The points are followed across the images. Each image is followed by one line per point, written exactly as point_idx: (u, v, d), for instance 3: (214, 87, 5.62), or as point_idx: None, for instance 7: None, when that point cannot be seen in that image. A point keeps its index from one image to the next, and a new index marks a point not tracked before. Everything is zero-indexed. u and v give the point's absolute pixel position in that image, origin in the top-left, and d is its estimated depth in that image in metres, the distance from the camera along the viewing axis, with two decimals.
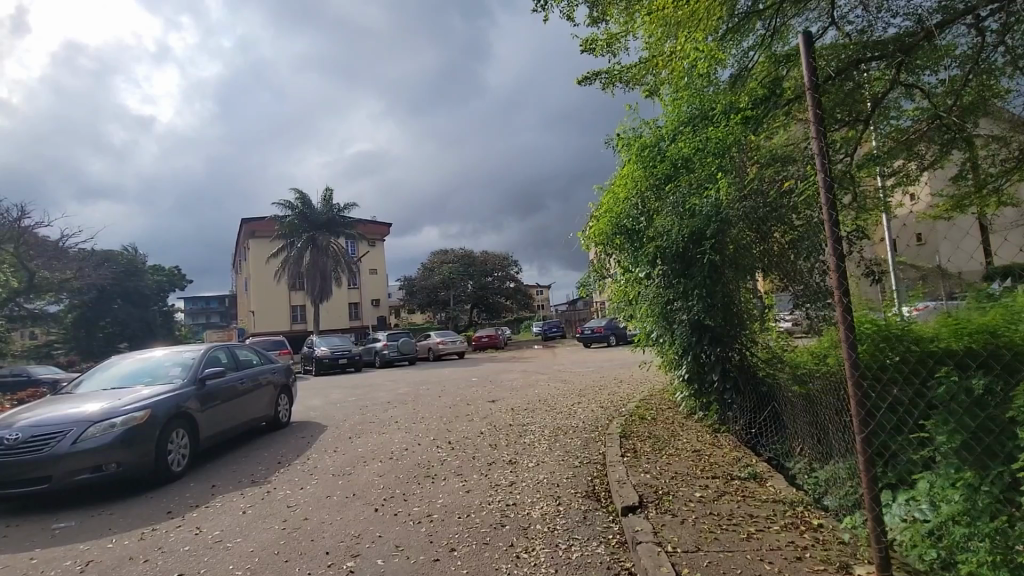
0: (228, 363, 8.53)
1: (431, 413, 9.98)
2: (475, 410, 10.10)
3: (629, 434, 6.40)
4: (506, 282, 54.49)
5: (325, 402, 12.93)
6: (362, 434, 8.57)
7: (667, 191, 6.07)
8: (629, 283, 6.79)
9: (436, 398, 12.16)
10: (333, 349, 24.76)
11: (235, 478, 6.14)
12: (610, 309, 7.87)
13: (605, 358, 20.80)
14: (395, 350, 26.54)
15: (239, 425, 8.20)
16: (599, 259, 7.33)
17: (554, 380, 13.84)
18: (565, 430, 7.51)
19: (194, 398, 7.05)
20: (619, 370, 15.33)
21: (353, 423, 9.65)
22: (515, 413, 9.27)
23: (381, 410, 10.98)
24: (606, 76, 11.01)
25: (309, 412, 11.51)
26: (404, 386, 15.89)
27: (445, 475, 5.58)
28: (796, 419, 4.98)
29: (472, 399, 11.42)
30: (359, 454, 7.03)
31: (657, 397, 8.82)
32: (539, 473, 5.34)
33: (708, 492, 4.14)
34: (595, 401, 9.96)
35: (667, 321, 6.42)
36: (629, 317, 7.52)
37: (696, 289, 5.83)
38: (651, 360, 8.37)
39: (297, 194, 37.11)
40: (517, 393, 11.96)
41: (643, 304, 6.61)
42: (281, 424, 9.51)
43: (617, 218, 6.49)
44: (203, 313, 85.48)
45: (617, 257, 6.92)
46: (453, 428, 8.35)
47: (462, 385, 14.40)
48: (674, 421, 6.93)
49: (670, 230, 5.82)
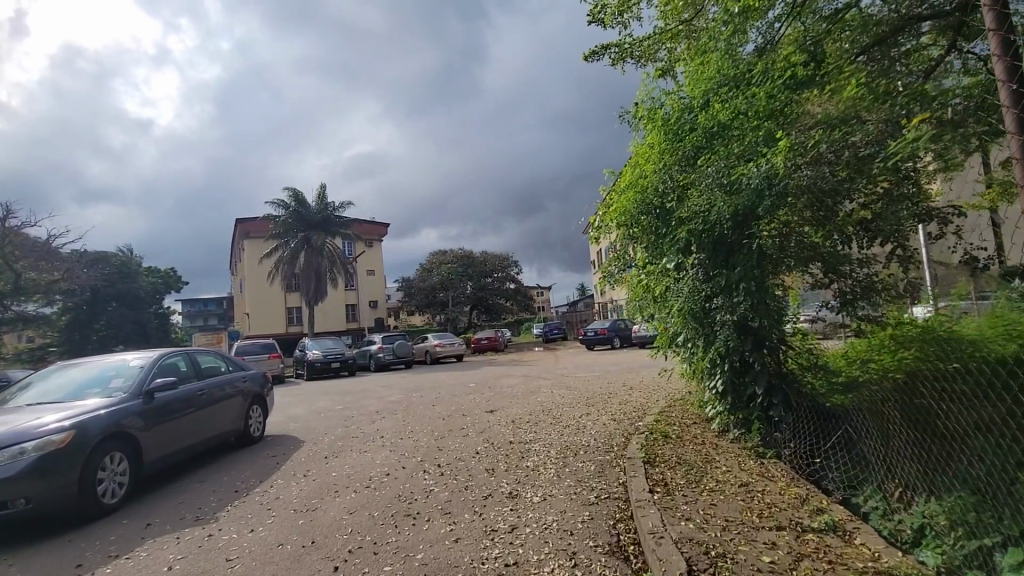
0: (187, 372, 7.44)
1: (423, 426, 8.94)
2: (471, 422, 9.00)
3: (654, 459, 5.33)
4: (507, 283, 53.54)
5: (310, 412, 11.84)
6: (340, 452, 7.47)
7: (702, 163, 4.97)
8: (653, 277, 5.70)
9: (430, 407, 11.07)
10: (326, 353, 23.67)
11: (176, 514, 5.06)
12: (626, 308, 6.80)
13: (611, 361, 19.70)
14: (391, 353, 25.46)
15: (199, 443, 7.11)
16: (616, 250, 6.27)
17: (558, 386, 12.76)
18: (575, 449, 6.45)
19: (137, 414, 5.95)
20: (627, 375, 14.28)
21: (334, 438, 8.55)
22: (516, 426, 8.23)
23: (367, 421, 9.89)
24: (616, 50, 9.91)
25: (290, 422, 10.48)
26: (397, 392, 14.80)
27: (431, 515, 4.50)
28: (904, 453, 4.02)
29: (469, 410, 10.33)
30: (332, 481, 5.93)
31: (679, 409, 7.76)
32: (546, 514, 4.26)
33: (778, 557, 3.06)
34: (606, 412, 8.86)
35: (701, 323, 5.28)
36: (649, 318, 6.44)
37: (741, 282, 4.67)
38: (672, 366, 7.31)
39: (291, 194, 35.98)
40: (518, 402, 10.87)
41: (670, 302, 5.48)
42: (252, 439, 8.45)
43: (639, 197, 5.40)
44: (201, 316, 84.59)
45: (637, 246, 5.84)
46: (445, 445, 7.29)
47: (460, 392, 13.32)
48: (707, 440, 5.88)
49: (707, 210, 4.73)
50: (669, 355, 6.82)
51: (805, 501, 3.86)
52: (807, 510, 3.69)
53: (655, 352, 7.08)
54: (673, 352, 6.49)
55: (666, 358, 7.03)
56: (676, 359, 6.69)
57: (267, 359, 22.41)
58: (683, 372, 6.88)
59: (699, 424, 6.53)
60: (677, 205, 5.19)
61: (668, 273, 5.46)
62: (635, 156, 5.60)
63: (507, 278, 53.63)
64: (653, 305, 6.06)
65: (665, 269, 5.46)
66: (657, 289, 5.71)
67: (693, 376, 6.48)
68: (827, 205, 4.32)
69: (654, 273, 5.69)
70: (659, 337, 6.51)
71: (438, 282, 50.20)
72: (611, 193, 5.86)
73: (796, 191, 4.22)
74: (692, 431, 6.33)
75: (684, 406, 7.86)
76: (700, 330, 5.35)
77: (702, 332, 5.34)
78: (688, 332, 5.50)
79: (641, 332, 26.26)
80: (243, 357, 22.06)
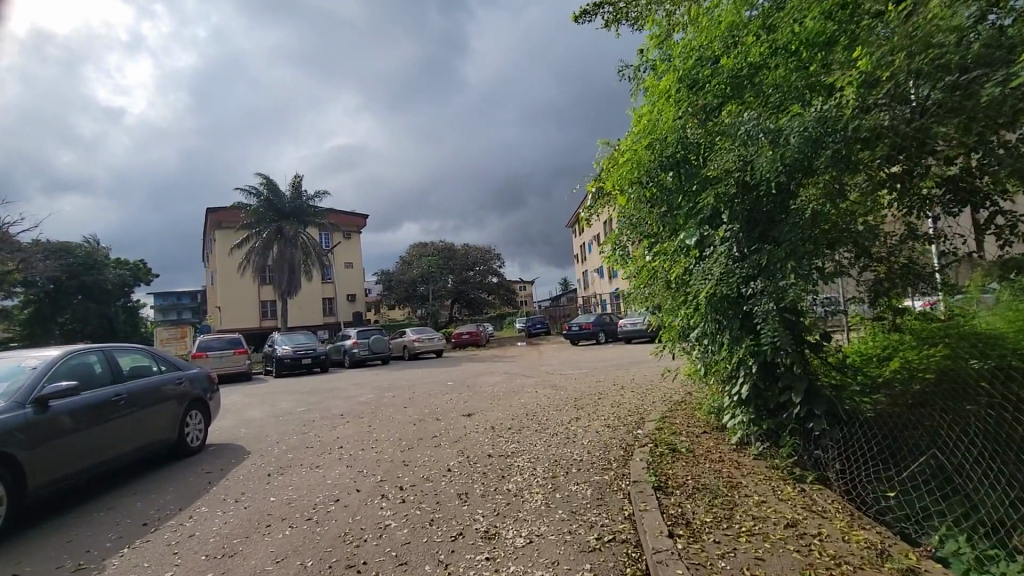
0: (103, 374, 6.24)
1: (390, 433, 7.87)
2: (445, 429, 7.91)
3: (666, 483, 4.31)
4: (488, 277, 52.51)
5: (267, 416, 10.62)
6: (288, 467, 6.32)
7: (736, 110, 3.90)
8: (661, 257, 4.64)
9: (401, 410, 9.99)
10: (296, 349, 22.36)
11: (52, 562, 3.93)
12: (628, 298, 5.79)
13: (597, 358, 18.77)
14: (366, 349, 24.19)
15: (115, 459, 5.95)
16: (619, 225, 5.24)
17: (542, 386, 11.70)
18: (564, 465, 5.43)
19: (21, 429, 4.77)
20: (616, 374, 13.34)
21: (284, 449, 7.38)
22: (496, 434, 7.21)
23: (328, 427, 8.74)
24: (610, 11, 8.86)
25: (242, 428, 9.31)
26: (368, 392, 13.63)
27: (380, 566, 3.43)
28: (1006, 488, 3.21)
29: (443, 414, 9.23)
30: (266, 509, 4.79)
31: (685, 415, 6.75)
32: (535, 568, 3.21)
33: None
34: (597, 416, 7.87)
35: (727, 314, 4.18)
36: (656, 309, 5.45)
37: (786, 259, 3.51)
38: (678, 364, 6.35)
39: (264, 181, 34.12)
40: (498, 404, 9.81)
41: (686, 289, 4.43)
42: (188, 450, 7.29)
43: (648, 157, 4.34)
44: (174, 309, 82.05)
45: (641, 221, 4.78)
46: (412, 459, 6.22)
47: (435, 393, 12.20)
48: (724, 457, 4.89)
49: (738, 170, 3.68)
50: (678, 352, 5.81)
51: (885, 555, 2.89)
52: (893, 572, 2.73)
53: (659, 349, 6.06)
54: (684, 349, 5.50)
55: (671, 355, 6.03)
56: (686, 357, 5.68)
57: (232, 355, 21.03)
58: (693, 371, 5.88)
59: (714, 437, 5.53)
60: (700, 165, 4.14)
61: (681, 253, 4.41)
62: (645, 108, 4.55)
63: (489, 272, 52.51)
64: (660, 295, 5.02)
65: (675, 247, 4.41)
66: (667, 272, 4.66)
67: (707, 378, 5.48)
68: (900, 156, 3.32)
69: (662, 253, 4.63)
70: (665, 330, 5.51)
71: (418, 276, 48.89)
72: (613, 155, 4.82)
73: (865, 138, 3.20)
74: (707, 443, 5.32)
75: (691, 411, 6.84)
76: (719, 325, 4.33)
77: (721, 328, 4.32)
78: (703, 324, 4.45)
79: (626, 326, 25.34)
80: (206, 353, 20.66)
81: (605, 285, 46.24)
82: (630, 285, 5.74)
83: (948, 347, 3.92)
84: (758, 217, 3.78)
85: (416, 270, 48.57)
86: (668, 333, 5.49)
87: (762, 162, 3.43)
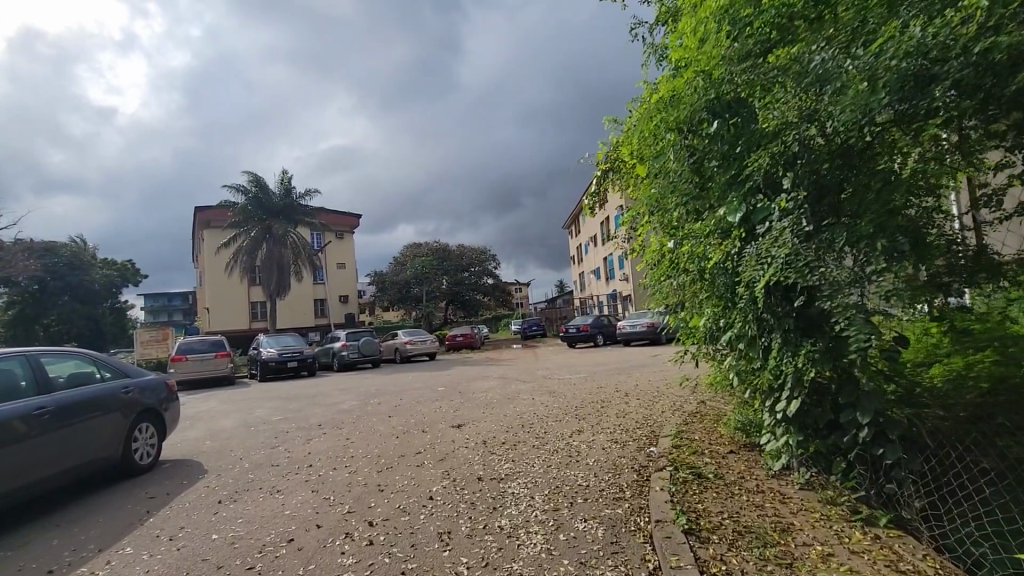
0: (26, 386, 5.41)
1: (369, 448, 7.00)
2: (431, 444, 7.04)
3: (698, 523, 3.44)
4: (483, 279, 51.71)
5: (238, 426, 9.69)
6: (244, 491, 5.41)
7: (808, 40, 3.01)
8: (689, 240, 3.74)
9: (385, 420, 9.12)
10: (281, 352, 21.42)
11: None
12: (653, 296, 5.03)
13: (596, 361, 17.96)
14: (355, 351, 23.27)
15: (30, 486, 5.10)
16: (640, 202, 4.39)
17: (539, 392, 10.84)
18: (568, 493, 4.55)
19: None
20: (618, 379, 12.51)
21: (246, 467, 6.46)
22: (488, 451, 6.36)
23: (301, 440, 7.84)
24: None
25: (208, 441, 8.40)
26: (354, 398, 12.73)
27: None
28: None
29: (430, 425, 8.35)
30: (203, 553, 3.88)
31: (707, 431, 5.87)
32: None
33: None
34: (603, 429, 7.03)
35: (781, 312, 3.36)
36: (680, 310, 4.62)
37: (870, 235, 2.64)
38: (699, 372, 5.53)
39: (251, 179, 33.21)
40: (492, 413, 8.95)
41: (726, 281, 3.56)
42: (135, 470, 6.42)
43: (686, 110, 3.47)
44: (166, 311, 80.82)
45: (663, 195, 3.89)
46: (391, 482, 5.35)
47: (424, 400, 11.32)
48: (766, 491, 4.00)
49: (802, 119, 2.84)
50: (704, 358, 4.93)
51: None
52: None
53: (680, 355, 5.18)
54: (715, 355, 4.62)
55: (693, 362, 5.21)
56: (716, 364, 4.80)
57: (214, 358, 20.06)
58: (721, 382, 5.00)
59: (749, 462, 4.64)
60: (750, 118, 3.27)
61: (716, 234, 3.51)
62: (676, 55, 3.77)
63: (485, 273, 51.71)
64: (688, 289, 4.13)
65: (711, 227, 3.51)
66: (695, 259, 3.77)
67: (741, 391, 4.60)
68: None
69: (690, 235, 3.72)
70: (689, 334, 4.67)
71: (412, 277, 47.96)
72: (636, 114, 4.00)
73: (996, 63, 2.34)
74: (741, 471, 4.44)
75: (714, 426, 5.96)
76: (770, 325, 3.45)
77: (773, 328, 3.43)
78: (748, 323, 3.56)
79: (625, 328, 24.52)
80: (186, 356, 19.69)
81: (602, 286, 45.48)
82: (649, 276, 4.89)
83: (998, 351, 3.52)
84: (828, 183, 2.86)
85: (409, 270, 47.66)
86: (693, 335, 4.60)
87: (848, 99, 2.60)
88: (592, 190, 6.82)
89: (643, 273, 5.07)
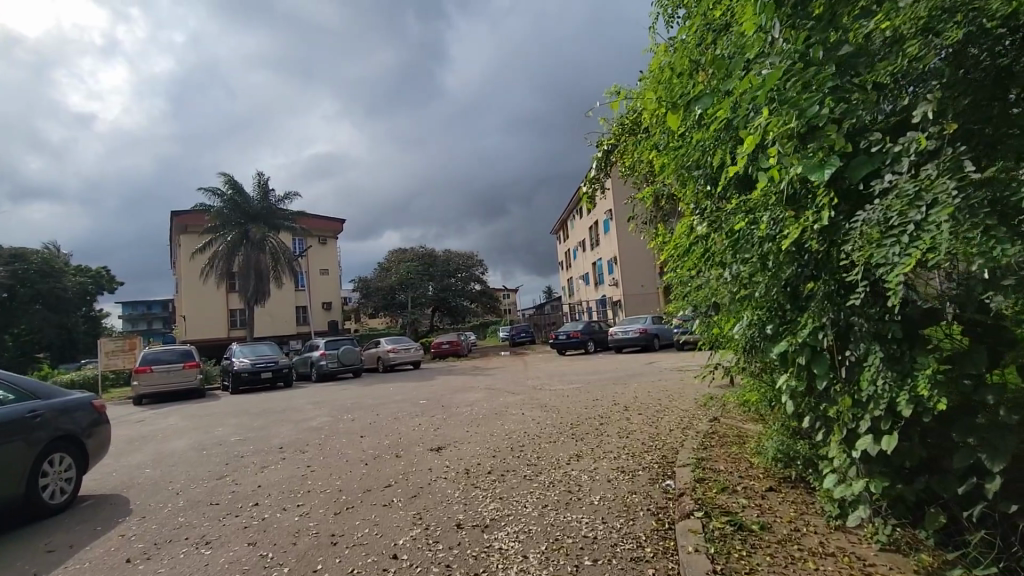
0: None
1: (330, 478, 5.95)
2: (405, 472, 6.01)
3: None
4: (471, 285, 50.72)
5: (188, 449, 8.54)
6: (164, 545, 4.32)
7: None
8: (738, 217, 2.81)
9: (357, 441, 8.06)
10: (254, 362, 20.18)
11: None
12: (680, 294, 4.11)
13: (589, 368, 17.02)
14: (335, 360, 22.06)
15: None
16: (670, 177, 3.55)
17: (529, 406, 9.83)
18: (573, 548, 3.58)
19: None
20: (615, 390, 11.57)
21: (179, 506, 5.36)
22: (472, 482, 5.37)
23: (254, 468, 6.74)
24: None
25: (148, 470, 7.27)
26: (327, 414, 11.62)
27: None
28: None
29: (404, 447, 7.29)
30: None
31: (733, 458, 4.93)
32: None
33: None
34: (606, 453, 6.07)
35: (879, 316, 2.43)
36: (715, 311, 3.68)
37: None
38: (727, 390, 4.64)
39: (227, 180, 31.98)
40: (477, 432, 7.94)
41: (805, 269, 2.65)
42: (44, 511, 5.30)
43: None
44: (146, 319, 78.76)
45: (705, 158, 3.03)
46: (350, 530, 4.32)
47: (401, 415, 10.24)
48: (838, 556, 3.03)
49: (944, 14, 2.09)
50: (740, 373, 4.03)
51: None
52: None
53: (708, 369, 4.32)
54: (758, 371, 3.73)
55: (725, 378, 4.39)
56: (758, 383, 3.87)
57: (181, 369, 18.74)
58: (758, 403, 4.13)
59: (800, 508, 3.68)
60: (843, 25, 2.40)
61: (778, 206, 2.57)
62: None
63: (472, 278, 50.72)
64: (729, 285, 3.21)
65: (770, 195, 2.58)
66: (745, 242, 2.85)
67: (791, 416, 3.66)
68: None
69: (741, 209, 2.79)
70: (728, 341, 3.75)
71: (397, 282, 46.74)
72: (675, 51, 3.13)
73: None
74: (794, 520, 3.47)
75: (743, 453, 5.02)
76: (855, 331, 2.53)
77: (858, 338, 2.51)
78: (822, 330, 2.62)
79: (616, 334, 23.60)
80: (151, 366, 18.38)
81: (592, 291, 44.64)
82: (674, 271, 4.03)
83: None
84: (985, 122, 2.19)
85: (394, 276, 46.47)
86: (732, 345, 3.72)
87: None
88: (592, 175, 5.87)
89: (666, 269, 4.24)
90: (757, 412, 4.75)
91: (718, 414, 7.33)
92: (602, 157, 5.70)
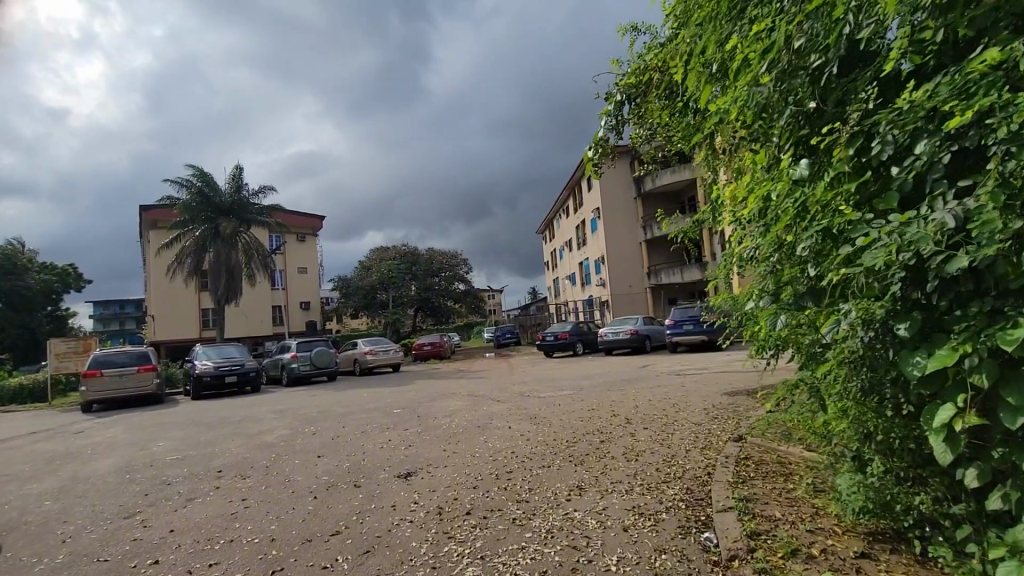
0: None
1: (263, 520, 4.69)
2: (362, 510, 4.76)
3: None
4: (454, 285, 49.40)
5: (110, 473, 7.18)
6: None
7: None
8: (919, 115, 1.96)
9: (310, 462, 6.76)
10: (217, 365, 18.66)
11: None
12: (756, 272, 2.93)
13: (580, 372, 15.84)
14: (307, 364, 20.60)
15: None
16: (743, 92, 2.63)
17: (515, 418, 8.59)
18: None
19: None
20: (611, 398, 10.39)
21: (53, 565, 4.08)
22: (450, 528, 4.15)
23: (175, 503, 5.46)
24: None
25: (45, 503, 5.92)
26: (287, 425, 10.28)
27: None
28: None
29: (366, 473, 6.00)
30: None
31: (788, 502, 3.73)
32: None
33: None
34: (617, 483, 4.90)
35: None
36: (808, 301, 2.47)
37: None
38: (805, 408, 3.48)
39: (196, 172, 30.34)
40: (455, 452, 6.69)
41: None
42: None
43: None
44: (119, 319, 76.14)
45: (845, 29, 2.19)
46: None
47: (370, 429, 8.95)
48: None
49: None
50: (831, 397, 2.91)
51: None
52: None
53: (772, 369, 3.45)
54: (842, 389, 2.69)
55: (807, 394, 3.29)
56: (858, 409, 2.71)
57: (135, 373, 17.17)
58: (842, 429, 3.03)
59: None
60: None
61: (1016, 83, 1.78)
62: None
63: (456, 278, 49.38)
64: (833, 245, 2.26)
65: (1004, 66, 1.79)
66: (919, 160, 1.98)
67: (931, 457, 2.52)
68: None
69: (923, 102, 1.94)
70: (831, 346, 2.57)
71: (378, 282, 45.20)
72: None
73: None
74: None
75: (800, 494, 3.82)
76: None
77: None
78: None
79: (606, 335, 22.44)
80: (101, 370, 16.81)
81: (579, 292, 43.59)
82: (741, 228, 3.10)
83: None
84: None
85: (375, 275, 44.96)
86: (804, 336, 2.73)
87: None
88: (599, 137, 4.63)
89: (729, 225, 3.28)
90: (830, 440, 3.58)
91: (744, 432, 6.13)
92: (613, 111, 4.47)
